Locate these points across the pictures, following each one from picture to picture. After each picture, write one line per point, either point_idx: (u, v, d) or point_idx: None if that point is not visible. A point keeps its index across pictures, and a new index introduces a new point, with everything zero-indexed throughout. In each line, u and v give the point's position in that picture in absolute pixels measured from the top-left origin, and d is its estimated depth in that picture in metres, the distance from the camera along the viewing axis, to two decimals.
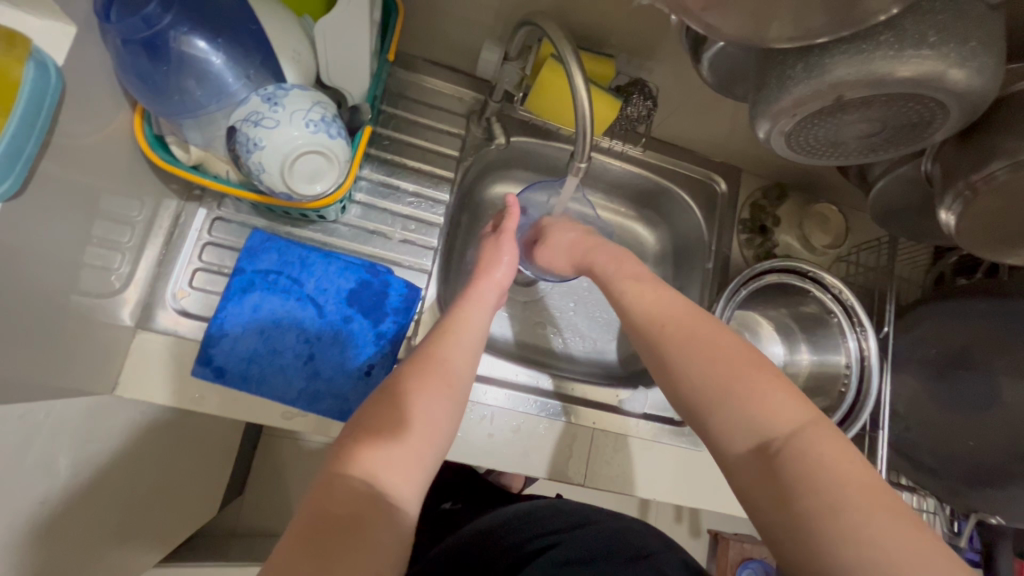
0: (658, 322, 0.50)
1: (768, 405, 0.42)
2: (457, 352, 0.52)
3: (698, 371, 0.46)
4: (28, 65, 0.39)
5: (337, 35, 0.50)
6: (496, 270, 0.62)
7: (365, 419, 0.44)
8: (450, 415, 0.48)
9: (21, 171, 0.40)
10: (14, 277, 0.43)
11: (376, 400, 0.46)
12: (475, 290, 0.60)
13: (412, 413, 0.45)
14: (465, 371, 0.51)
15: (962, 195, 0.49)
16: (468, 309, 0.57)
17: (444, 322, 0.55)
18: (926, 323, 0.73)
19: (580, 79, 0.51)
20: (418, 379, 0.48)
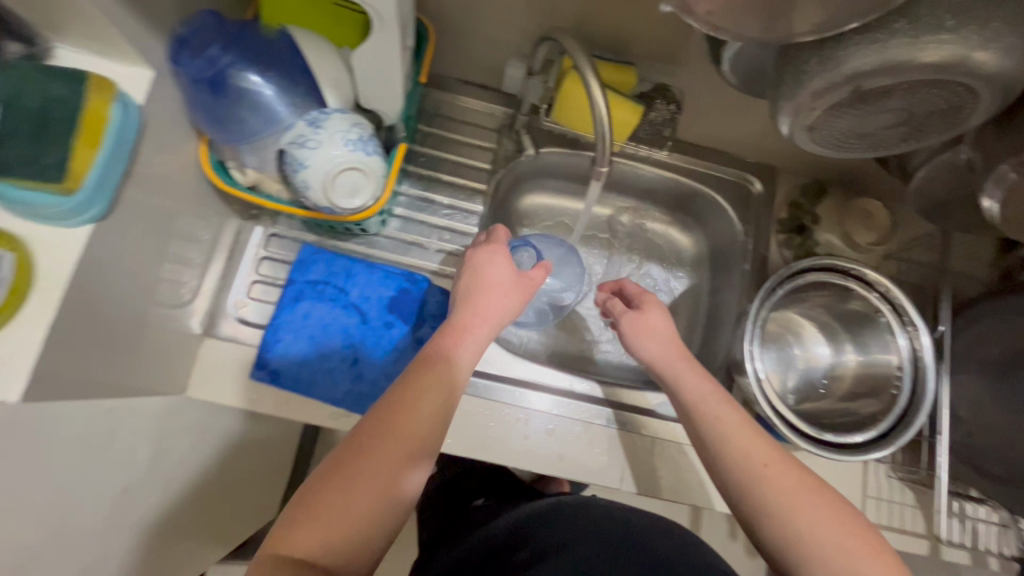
0: (760, 464, 0.48)
1: (864, 573, 0.42)
2: (421, 413, 0.49)
3: (801, 520, 0.45)
4: (115, 105, 0.46)
5: (372, 62, 0.54)
6: (480, 315, 0.57)
7: (313, 497, 0.43)
8: (393, 478, 0.45)
9: (109, 197, 0.46)
10: (103, 288, 0.50)
11: (326, 477, 0.44)
12: (449, 345, 0.54)
13: (363, 494, 0.44)
14: (430, 435, 0.49)
15: (1004, 180, 0.47)
16: (435, 362, 0.52)
17: (408, 382, 0.51)
18: (987, 320, 0.68)
19: (596, 87, 0.53)
20: (371, 455, 0.45)
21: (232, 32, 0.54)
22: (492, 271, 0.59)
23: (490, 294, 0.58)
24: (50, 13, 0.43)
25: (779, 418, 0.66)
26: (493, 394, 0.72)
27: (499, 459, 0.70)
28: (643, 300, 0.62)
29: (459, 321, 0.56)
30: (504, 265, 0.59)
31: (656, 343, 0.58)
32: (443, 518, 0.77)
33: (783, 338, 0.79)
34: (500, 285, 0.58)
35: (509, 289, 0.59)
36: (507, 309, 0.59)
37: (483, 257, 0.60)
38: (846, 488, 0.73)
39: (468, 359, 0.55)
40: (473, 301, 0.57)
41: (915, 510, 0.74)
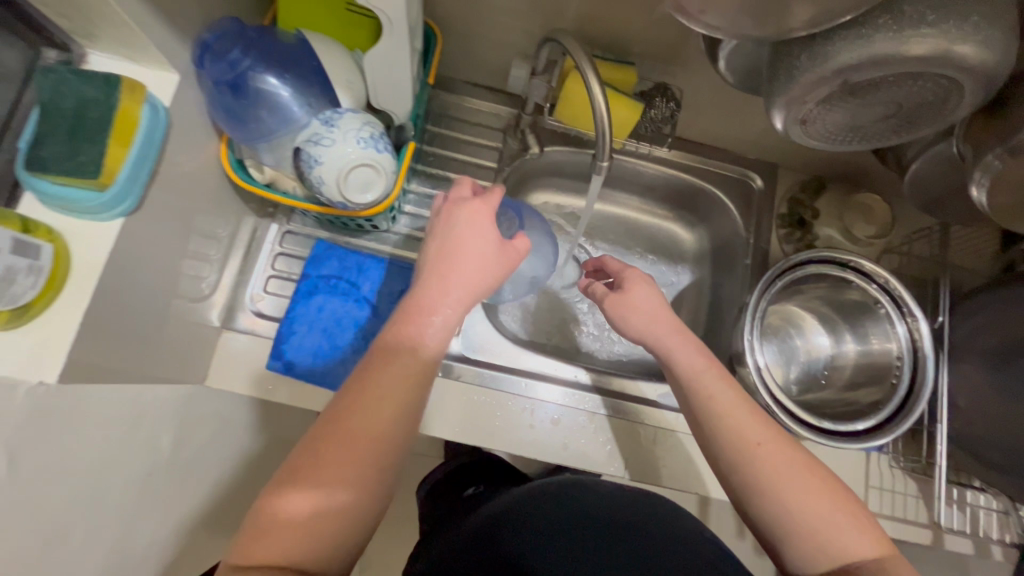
0: (754, 444, 0.50)
1: (847, 544, 0.45)
2: (379, 412, 0.46)
3: (793, 497, 0.47)
4: (144, 107, 0.49)
5: (383, 64, 0.57)
6: (450, 291, 0.51)
7: (271, 508, 0.42)
8: (353, 483, 0.44)
9: (138, 194, 0.50)
10: (131, 279, 0.53)
11: (284, 485, 0.43)
12: (414, 330, 0.50)
13: (323, 504, 0.43)
14: (393, 433, 0.47)
15: (990, 169, 0.49)
16: (396, 350, 0.49)
17: (367, 376, 0.48)
18: (985, 310, 0.69)
19: (596, 84, 0.55)
20: (329, 461, 0.44)
21: (249, 33, 0.57)
22: (463, 243, 0.52)
23: (458, 270, 0.51)
24: (87, 22, 0.46)
25: (779, 407, 0.67)
26: (501, 384, 0.74)
27: (506, 448, 0.72)
28: (627, 277, 0.61)
29: (423, 300, 0.50)
30: (478, 236, 0.53)
31: (646, 318, 0.58)
32: (442, 508, 0.79)
33: (784, 331, 0.81)
34: (474, 258, 0.52)
35: (484, 262, 0.52)
36: (483, 285, 0.52)
37: (456, 224, 0.53)
38: (849, 478, 0.74)
39: (436, 343, 0.50)
40: (442, 275, 0.51)
41: (917, 500, 0.74)
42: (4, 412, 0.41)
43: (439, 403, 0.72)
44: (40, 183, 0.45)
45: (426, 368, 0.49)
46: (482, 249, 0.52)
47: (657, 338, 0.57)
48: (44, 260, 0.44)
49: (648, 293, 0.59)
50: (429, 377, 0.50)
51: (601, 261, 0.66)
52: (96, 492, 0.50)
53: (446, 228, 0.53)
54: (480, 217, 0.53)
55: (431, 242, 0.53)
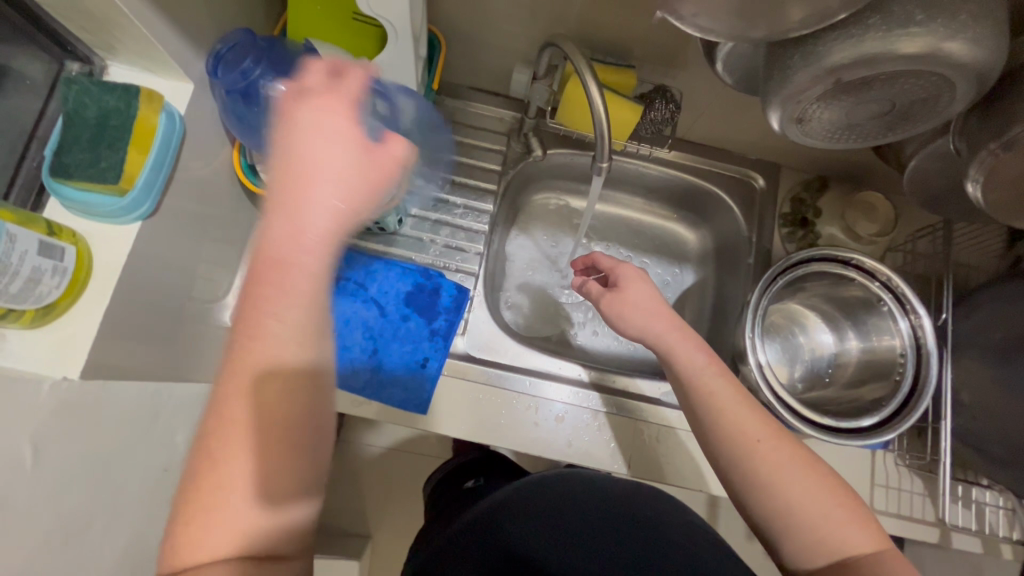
0: (754, 439, 0.50)
1: (843, 538, 0.46)
2: (275, 396, 0.37)
3: (791, 492, 0.47)
4: (161, 114, 0.52)
5: (389, 71, 0.59)
6: (309, 223, 0.38)
7: (186, 537, 0.35)
8: (281, 476, 0.38)
9: (156, 197, 0.52)
10: (149, 280, 0.55)
11: (194, 510, 0.36)
12: (277, 286, 0.37)
13: (238, 496, 0.36)
14: (294, 396, 0.38)
15: (984, 165, 0.49)
16: (265, 319, 0.37)
17: (241, 361, 0.37)
18: (988, 307, 0.69)
19: (594, 87, 0.57)
20: (238, 468, 0.36)
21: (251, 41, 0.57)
22: (316, 155, 0.39)
23: (312, 184, 0.38)
24: (109, 36, 0.48)
25: (780, 403, 0.68)
26: (506, 383, 0.75)
27: (511, 445, 0.73)
28: (622, 275, 0.62)
29: (276, 237, 0.38)
30: (334, 145, 0.39)
31: (645, 316, 0.59)
32: (444, 505, 0.80)
33: (787, 329, 0.82)
34: (335, 172, 0.39)
35: (349, 170, 0.39)
36: (360, 203, 0.40)
37: (302, 133, 0.39)
38: (853, 475, 0.74)
39: (315, 292, 0.38)
40: (292, 199, 0.38)
41: (924, 498, 0.74)
42: (29, 405, 0.43)
43: (445, 401, 0.73)
44: (64, 188, 0.47)
45: (310, 326, 0.38)
46: (343, 158, 0.39)
47: (657, 337, 0.58)
48: (68, 261, 0.46)
49: (644, 292, 0.60)
50: (324, 331, 0.40)
51: (592, 258, 0.67)
52: (116, 485, 0.52)
53: (287, 142, 0.39)
54: (332, 116, 0.40)
55: (275, 163, 0.39)
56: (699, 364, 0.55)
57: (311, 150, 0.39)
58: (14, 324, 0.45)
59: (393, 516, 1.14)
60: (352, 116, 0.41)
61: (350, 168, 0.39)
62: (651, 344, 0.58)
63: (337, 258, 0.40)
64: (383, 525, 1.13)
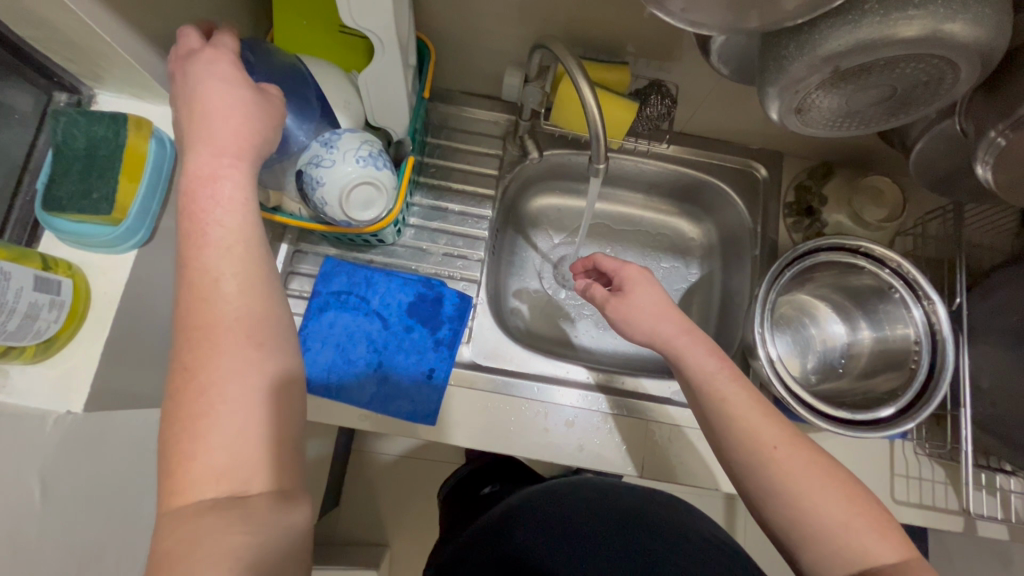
0: (769, 446, 0.49)
1: (868, 547, 0.44)
2: (235, 290, 0.39)
3: (809, 500, 0.46)
4: (151, 141, 0.51)
5: (377, 84, 0.58)
6: (219, 143, 0.41)
7: (174, 456, 0.36)
8: (259, 372, 0.39)
9: (150, 224, 0.52)
10: (149, 306, 0.55)
11: (178, 431, 0.36)
12: (208, 197, 0.40)
13: (223, 418, 0.37)
14: (262, 310, 0.40)
15: (992, 146, 0.48)
16: (205, 223, 0.40)
17: (192, 270, 0.39)
18: (1005, 288, 0.68)
19: (587, 88, 0.55)
20: (215, 365, 0.37)
21: (245, 52, 0.56)
22: (208, 93, 0.42)
23: (218, 117, 0.42)
24: (94, 65, 0.48)
25: (792, 397, 0.66)
26: (514, 390, 0.74)
27: (523, 452, 0.72)
28: (626, 278, 0.62)
29: (196, 168, 0.41)
30: (224, 83, 0.43)
31: (650, 319, 0.58)
32: (460, 511, 0.80)
33: (797, 320, 0.80)
34: (234, 101, 0.43)
35: (243, 103, 0.43)
36: (262, 123, 0.44)
37: (198, 78, 0.43)
38: (871, 466, 0.73)
39: (242, 197, 0.41)
40: (199, 136, 0.41)
41: (946, 486, 0.72)
42: (32, 441, 0.42)
43: (453, 410, 0.73)
44: (58, 221, 0.47)
45: (249, 225, 0.41)
46: (234, 91, 0.43)
47: (664, 341, 0.57)
48: (65, 295, 0.46)
49: (654, 295, 0.60)
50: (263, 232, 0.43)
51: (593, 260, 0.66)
52: (125, 512, 0.52)
53: (187, 90, 0.43)
54: (219, 63, 0.44)
55: (180, 112, 0.43)
56: (712, 367, 0.54)
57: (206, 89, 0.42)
58: (16, 361, 0.45)
59: (408, 526, 1.13)
60: (236, 63, 0.45)
61: (244, 100, 0.43)
62: (659, 347, 0.58)
63: (255, 169, 0.43)
64: (398, 534, 1.13)
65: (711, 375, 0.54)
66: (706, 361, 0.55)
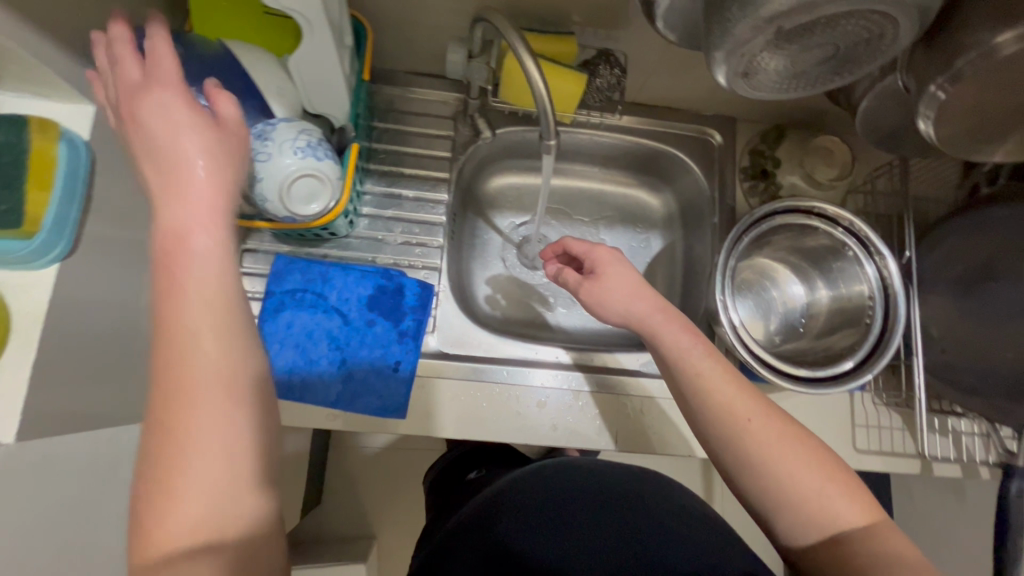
0: (743, 418, 0.50)
1: (837, 511, 0.46)
2: (212, 339, 0.37)
3: (783, 469, 0.47)
4: (60, 145, 0.47)
5: (310, 69, 0.55)
6: (192, 194, 0.38)
7: (150, 502, 0.34)
8: (238, 421, 0.37)
9: (70, 234, 0.48)
10: (83, 322, 0.51)
11: (152, 477, 0.35)
12: (183, 247, 0.38)
13: (197, 473, 0.35)
14: (240, 358, 0.38)
15: (935, 100, 0.49)
16: (180, 274, 0.37)
17: (166, 322, 0.37)
18: (952, 239, 0.70)
19: (530, 62, 0.53)
20: (192, 420, 0.35)
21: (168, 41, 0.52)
22: (166, 133, 0.39)
23: (184, 161, 0.39)
24: None
25: (756, 360, 0.67)
26: (484, 375, 0.74)
27: (496, 437, 0.71)
28: (598, 259, 0.61)
29: (168, 219, 0.38)
30: (186, 122, 0.39)
31: (623, 299, 0.58)
32: (445, 499, 0.80)
33: (758, 284, 0.81)
34: (201, 148, 0.39)
35: (207, 142, 0.40)
36: (232, 163, 0.41)
37: (154, 116, 0.39)
38: (834, 419, 0.75)
39: (216, 243, 0.39)
40: (167, 184, 0.39)
41: (903, 432, 0.76)
42: None
43: (423, 401, 0.72)
44: None
45: (225, 273, 0.39)
46: (198, 130, 0.40)
47: (639, 320, 0.57)
48: None
49: (625, 275, 0.59)
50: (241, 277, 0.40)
51: (562, 244, 0.65)
52: (80, 541, 0.49)
53: (147, 132, 0.39)
54: (175, 97, 0.40)
55: (143, 157, 0.40)
56: (684, 341, 0.54)
57: (163, 129, 0.39)
58: None
59: (393, 516, 1.13)
60: (195, 97, 0.41)
61: (207, 138, 0.40)
62: (635, 326, 0.57)
63: (230, 210, 0.40)
64: (383, 525, 1.13)
65: (685, 352, 0.54)
66: (677, 337, 0.55)
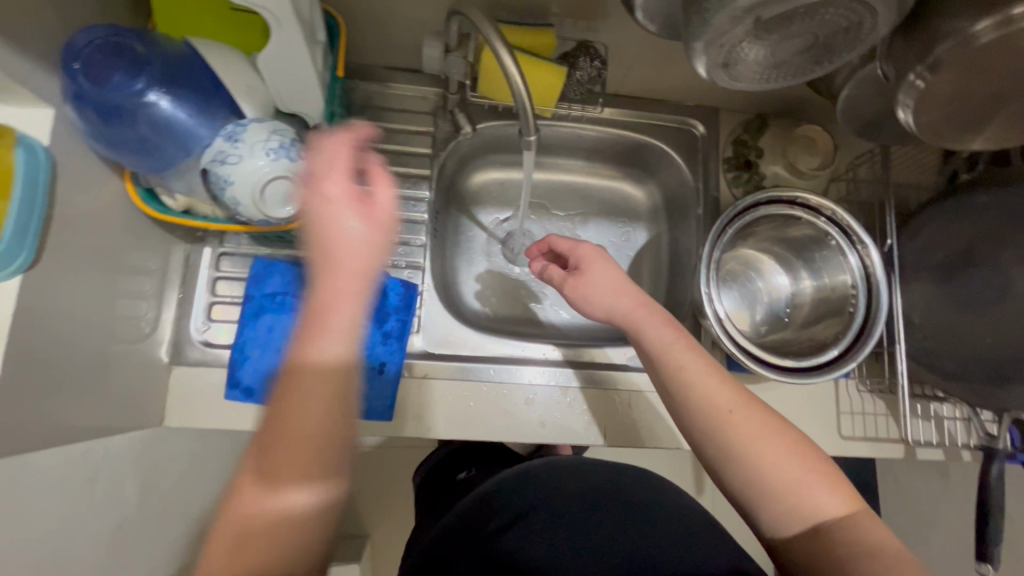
0: (724, 411, 0.50)
1: (820, 503, 0.46)
2: (321, 424, 0.41)
3: (766, 462, 0.47)
4: (17, 150, 0.44)
5: (281, 67, 0.53)
6: (339, 292, 0.42)
7: (235, 509, 0.41)
8: (311, 497, 0.42)
9: (33, 244, 0.45)
10: (54, 334, 0.50)
11: (242, 489, 0.41)
12: (318, 334, 0.41)
13: (262, 528, 0.40)
14: (336, 444, 0.42)
15: (913, 89, 0.49)
16: (310, 359, 0.41)
17: (285, 395, 0.41)
18: (932, 225, 0.70)
19: (507, 57, 0.52)
20: (278, 484, 0.41)
21: (130, 40, 0.50)
22: (325, 228, 0.42)
23: (332, 257, 0.42)
24: None
25: (742, 352, 0.67)
26: (471, 373, 0.73)
27: (483, 435, 0.71)
28: (582, 256, 0.60)
29: (312, 304, 0.42)
30: (343, 222, 0.42)
31: (608, 295, 0.57)
32: (436, 499, 0.79)
33: (743, 275, 0.81)
34: (352, 250, 0.42)
35: (357, 242, 0.42)
36: (374, 263, 0.43)
37: (316, 207, 0.43)
38: (819, 407, 0.76)
39: (347, 338, 0.42)
40: (320, 274, 0.42)
41: (887, 418, 0.76)
42: None
43: (409, 402, 0.71)
44: None
45: (349, 365, 0.42)
46: (351, 231, 0.42)
47: (623, 316, 0.56)
48: None
49: (610, 271, 0.59)
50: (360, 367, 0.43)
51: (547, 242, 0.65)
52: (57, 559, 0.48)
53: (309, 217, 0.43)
54: (336, 194, 0.43)
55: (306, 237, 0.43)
56: (667, 339, 0.54)
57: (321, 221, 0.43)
58: None
59: (385, 516, 1.12)
60: (354, 193, 0.44)
61: (354, 240, 0.42)
62: (619, 322, 0.57)
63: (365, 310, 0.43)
64: (376, 524, 1.13)
65: (668, 347, 0.53)
66: (662, 334, 0.54)
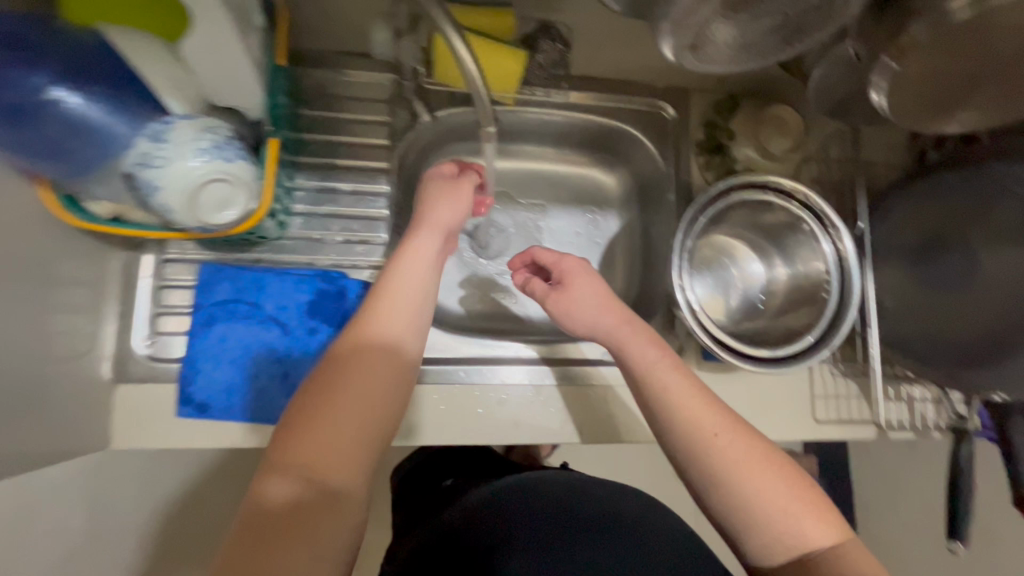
0: (710, 435, 0.48)
1: (806, 532, 0.45)
2: (401, 331, 0.51)
3: (752, 489, 0.46)
4: None
5: (210, 59, 0.49)
6: (435, 238, 0.57)
7: (311, 391, 0.46)
8: (383, 394, 0.48)
9: None
10: None
11: (321, 376, 0.47)
12: (413, 263, 0.54)
13: (339, 409, 0.46)
14: (407, 356, 0.51)
15: (888, 68, 0.46)
16: (401, 277, 0.53)
17: (374, 305, 0.52)
18: (903, 207, 0.69)
19: (461, 48, 0.49)
20: (356, 373, 0.47)
21: (26, 27, 0.43)
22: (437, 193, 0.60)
23: (438, 208, 0.59)
24: None
25: (717, 344, 0.66)
26: (439, 376, 0.70)
27: (455, 439, 0.69)
28: (566, 270, 0.58)
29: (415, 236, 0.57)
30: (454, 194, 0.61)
31: (592, 312, 0.56)
32: (418, 505, 0.77)
33: (717, 262, 0.78)
34: (452, 207, 0.60)
35: (458, 205, 0.60)
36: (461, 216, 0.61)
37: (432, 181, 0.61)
38: (794, 393, 0.75)
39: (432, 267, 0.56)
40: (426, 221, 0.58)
41: (860, 401, 0.76)
42: None
43: None
44: None
45: (430, 287, 0.55)
46: (456, 194, 0.61)
47: (607, 333, 0.55)
48: None
49: (592, 284, 0.57)
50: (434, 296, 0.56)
51: (531, 253, 0.62)
52: None
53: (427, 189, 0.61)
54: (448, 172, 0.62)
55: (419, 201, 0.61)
56: (648, 357, 0.52)
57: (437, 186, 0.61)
58: None
59: None
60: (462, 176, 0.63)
61: (457, 202, 0.60)
62: (603, 340, 0.55)
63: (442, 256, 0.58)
64: None
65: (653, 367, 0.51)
66: (646, 351, 0.53)
